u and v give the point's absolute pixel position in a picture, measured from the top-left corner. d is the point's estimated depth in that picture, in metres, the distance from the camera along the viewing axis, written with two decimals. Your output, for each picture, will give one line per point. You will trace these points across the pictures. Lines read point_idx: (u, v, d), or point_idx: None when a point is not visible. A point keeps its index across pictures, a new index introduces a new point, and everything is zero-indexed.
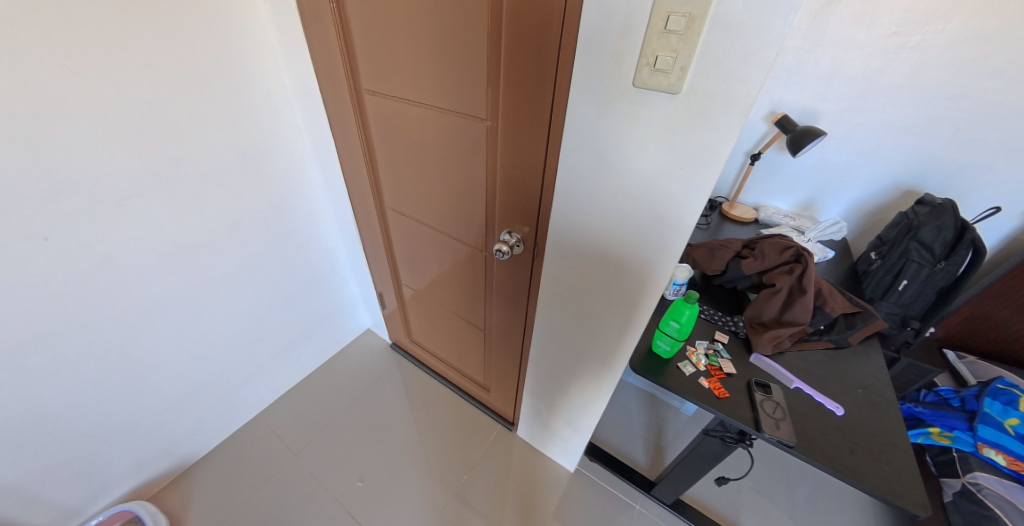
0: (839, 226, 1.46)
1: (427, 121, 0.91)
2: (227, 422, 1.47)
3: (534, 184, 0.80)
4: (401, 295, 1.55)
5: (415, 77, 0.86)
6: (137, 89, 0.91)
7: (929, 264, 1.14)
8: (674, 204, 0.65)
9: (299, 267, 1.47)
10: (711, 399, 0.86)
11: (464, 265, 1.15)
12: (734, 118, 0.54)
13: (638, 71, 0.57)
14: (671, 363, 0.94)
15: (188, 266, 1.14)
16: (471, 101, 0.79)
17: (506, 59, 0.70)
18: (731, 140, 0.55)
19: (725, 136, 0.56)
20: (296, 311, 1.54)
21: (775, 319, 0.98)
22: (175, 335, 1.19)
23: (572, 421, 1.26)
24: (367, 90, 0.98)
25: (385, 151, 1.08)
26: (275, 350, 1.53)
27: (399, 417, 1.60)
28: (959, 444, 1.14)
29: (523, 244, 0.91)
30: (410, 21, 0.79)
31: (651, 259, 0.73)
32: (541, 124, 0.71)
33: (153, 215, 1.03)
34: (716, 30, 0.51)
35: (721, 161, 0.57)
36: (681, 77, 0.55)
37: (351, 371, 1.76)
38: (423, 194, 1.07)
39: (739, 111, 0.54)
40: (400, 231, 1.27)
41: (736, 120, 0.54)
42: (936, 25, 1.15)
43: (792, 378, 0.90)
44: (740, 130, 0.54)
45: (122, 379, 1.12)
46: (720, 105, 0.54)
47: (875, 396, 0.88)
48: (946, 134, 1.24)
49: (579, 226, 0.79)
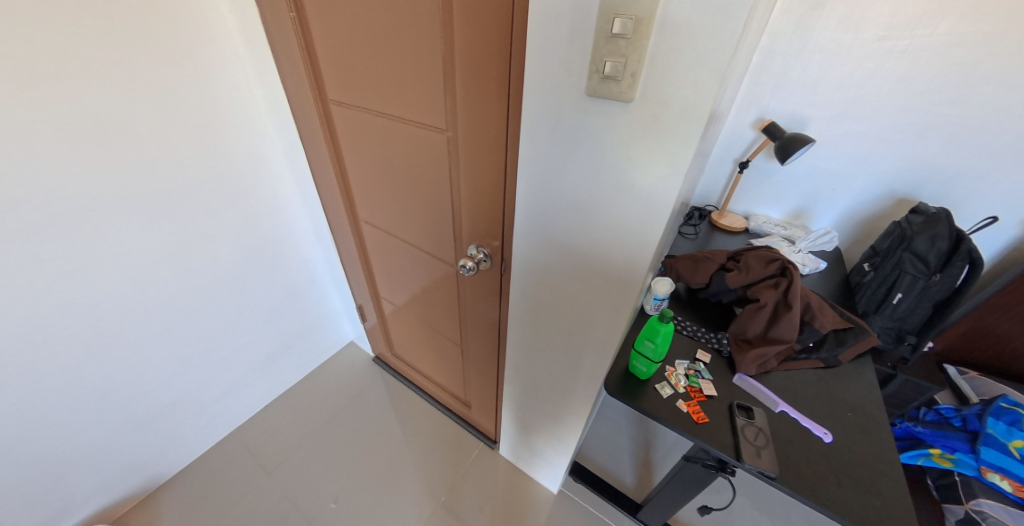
0: (832, 236, 1.37)
1: (390, 132, 0.87)
2: (200, 440, 1.42)
3: (497, 196, 0.76)
4: (380, 308, 1.51)
5: (376, 87, 0.83)
6: (99, 104, 0.89)
7: (924, 276, 1.06)
8: (640, 217, 0.61)
9: (275, 279, 1.43)
10: (688, 423, 0.80)
11: (436, 277, 1.11)
12: (692, 127, 0.50)
13: (588, 79, 0.53)
14: (648, 384, 0.88)
15: (154, 281, 1.11)
16: (430, 111, 0.76)
17: (460, 67, 0.66)
18: (690, 151, 0.51)
19: (683, 146, 0.52)
20: (275, 324, 1.51)
21: (759, 335, 0.94)
22: (145, 352, 1.16)
23: (551, 440, 1.20)
24: (334, 100, 0.95)
25: (355, 163, 1.04)
26: (251, 364, 1.49)
27: (379, 433, 1.55)
28: (962, 467, 1.07)
29: (490, 259, 0.88)
30: (367, 28, 0.76)
31: (617, 276, 0.69)
32: (499, 133, 0.68)
33: (119, 230, 1.00)
34: (665, 35, 0.47)
35: (681, 173, 0.53)
36: (631, 84, 0.51)
37: (333, 384, 1.72)
38: (392, 207, 1.04)
39: (696, 120, 0.50)
40: (374, 243, 1.23)
41: (694, 129, 0.50)
42: (925, 28, 1.11)
43: (777, 401, 0.84)
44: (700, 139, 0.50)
45: (81, 400, 1.07)
46: (675, 115, 0.50)
47: (865, 419, 0.83)
48: (939, 141, 1.20)
49: (542, 241, 0.75)
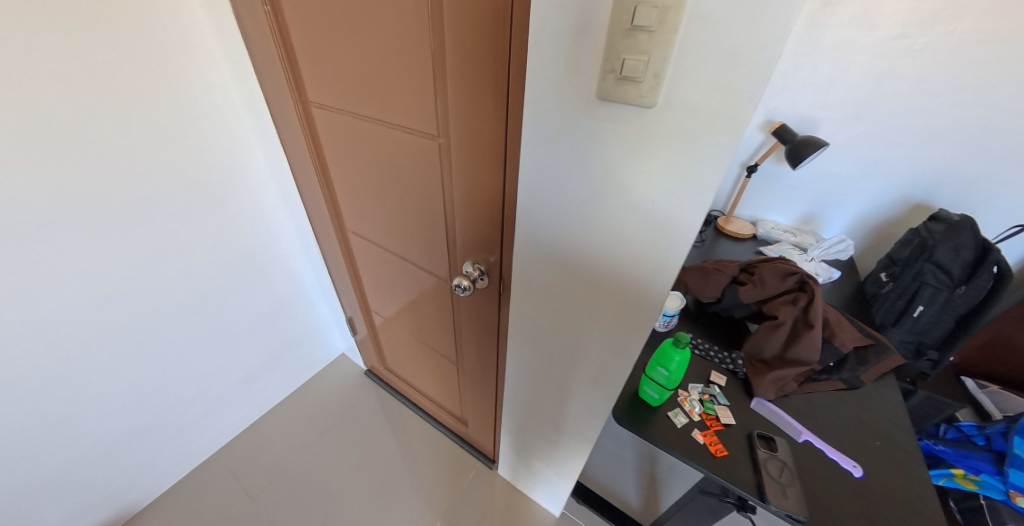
0: (845, 245, 1.29)
1: (377, 138, 0.80)
2: (178, 465, 1.33)
3: (494, 209, 0.69)
4: (370, 321, 1.43)
5: (360, 89, 0.75)
6: (52, 108, 0.80)
7: (946, 288, 1.00)
8: (655, 237, 0.53)
9: (260, 292, 1.35)
10: (705, 457, 0.73)
11: (429, 292, 1.04)
12: (723, 137, 0.43)
13: (601, 79, 0.46)
14: (659, 411, 0.81)
15: (123, 298, 1.02)
16: (419, 116, 0.69)
17: (451, 68, 0.59)
18: (719, 165, 0.44)
19: (710, 158, 0.44)
20: (258, 339, 1.41)
21: (776, 355, 0.87)
22: (116, 374, 1.08)
23: (552, 462, 1.13)
24: (315, 103, 0.87)
25: (340, 170, 0.97)
26: (234, 382, 1.40)
27: (370, 452, 1.47)
28: (988, 490, 1.02)
29: (487, 277, 0.81)
30: (347, 23, 0.68)
31: (628, 299, 0.62)
32: (496, 142, 0.61)
33: (82, 244, 0.91)
34: (694, 27, 0.40)
35: (707, 190, 0.46)
36: (654, 87, 0.44)
37: (323, 399, 1.64)
38: (381, 218, 0.97)
39: (727, 129, 0.42)
40: (362, 255, 1.15)
41: (725, 140, 0.43)
42: (945, 26, 1.05)
43: (800, 430, 0.77)
44: (731, 152, 0.43)
45: (44, 429, 0.99)
46: (702, 122, 0.43)
47: (895, 448, 0.76)
48: (956, 145, 1.14)
49: (545, 258, 0.67)
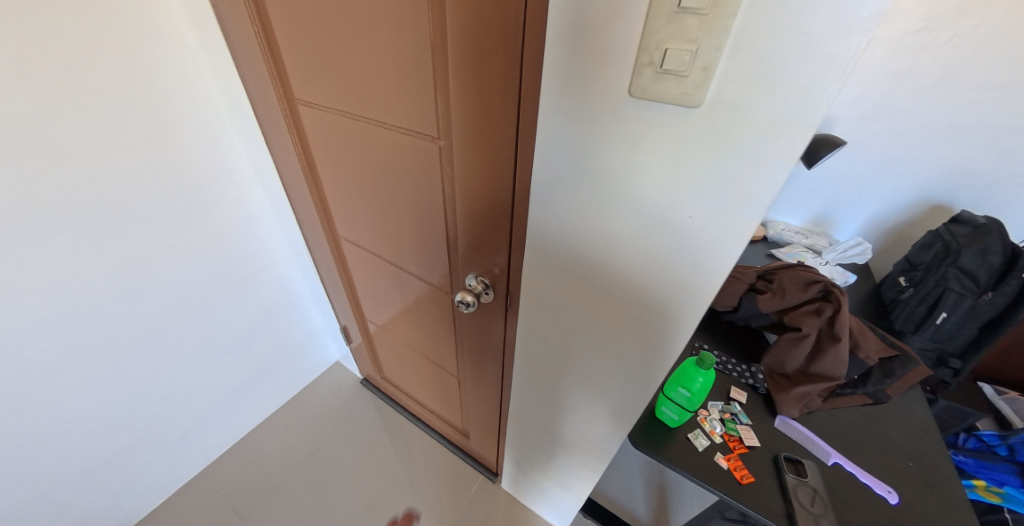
0: (863, 248, 1.22)
1: (370, 139, 0.73)
2: (162, 486, 1.25)
3: (501, 220, 0.62)
4: (366, 329, 1.36)
5: (351, 86, 0.68)
6: (3, 107, 0.70)
7: (972, 294, 0.95)
8: (686, 256, 0.47)
9: (248, 302, 1.26)
10: (731, 484, 0.68)
11: (429, 303, 0.97)
12: (783, 142, 0.36)
13: (636, 73, 0.39)
14: (678, 432, 0.76)
15: (98, 314, 0.93)
16: (418, 115, 0.62)
17: (454, 62, 0.52)
18: (776, 176, 0.37)
19: (765, 168, 0.37)
20: (244, 352, 1.32)
21: (799, 370, 0.82)
22: (92, 395, 0.99)
23: (558, 479, 1.08)
24: (302, 101, 0.80)
25: (331, 173, 0.89)
26: (222, 396, 1.32)
27: (368, 467, 1.40)
28: (1012, 503, 0.99)
29: (492, 291, 0.74)
30: (335, 10, 0.61)
31: (652, 321, 0.55)
32: (505, 145, 0.53)
33: (49, 257, 0.82)
34: (757, 8, 0.32)
35: (758, 204, 0.39)
36: (701, 82, 0.36)
37: (317, 410, 1.57)
38: (376, 224, 0.90)
39: (789, 134, 0.35)
40: (356, 262, 1.08)
41: (785, 146, 0.36)
42: (971, 19, 1.00)
43: (828, 452, 0.72)
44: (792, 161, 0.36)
45: (12, 456, 0.90)
46: (757, 125, 0.36)
47: (929, 471, 0.71)
48: (979, 144, 1.09)
49: (557, 274, 0.61)
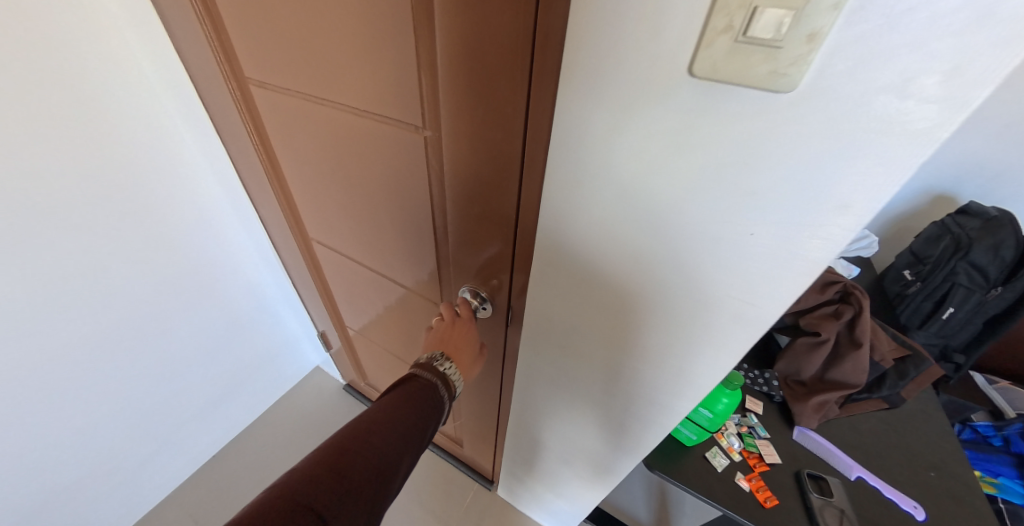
0: (869, 241, 1.16)
1: (339, 128, 0.60)
2: (121, 518, 1.12)
3: (504, 228, 0.52)
4: (346, 335, 1.24)
5: (314, 63, 0.55)
6: None
7: (980, 290, 0.92)
8: (738, 280, 0.37)
9: (213, 313, 1.10)
10: (753, 508, 0.63)
11: (416, 313, 0.86)
12: (908, 145, 0.25)
13: (705, 43, 0.27)
14: (694, 451, 0.71)
15: (26, 343, 0.76)
16: (398, 100, 0.49)
17: (443, 29, 0.39)
18: (887, 186, 0.27)
19: (871, 178, 0.27)
20: (212, 367, 1.18)
21: (816, 376, 0.77)
22: (27, 435, 0.83)
23: (557, 491, 1.01)
24: (255, 82, 0.66)
25: (298, 167, 0.76)
26: (188, 416, 1.18)
27: None
28: (1007, 494, 1.00)
29: (491, 306, 0.64)
30: None
31: (685, 350, 0.46)
32: (509, 139, 0.42)
33: None
34: None
35: (855, 220, 0.30)
36: (797, 57, 0.25)
37: (295, 421, 1.45)
38: (354, 226, 0.78)
39: (918, 138, 0.25)
40: (333, 267, 0.96)
41: (908, 150, 0.25)
42: None
43: (851, 466, 0.68)
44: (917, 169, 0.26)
45: None
46: (873, 120, 0.25)
47: (950, 481, 0.69)
48: (988, 134, 1.06)
49: (568, 293, 0.51)
